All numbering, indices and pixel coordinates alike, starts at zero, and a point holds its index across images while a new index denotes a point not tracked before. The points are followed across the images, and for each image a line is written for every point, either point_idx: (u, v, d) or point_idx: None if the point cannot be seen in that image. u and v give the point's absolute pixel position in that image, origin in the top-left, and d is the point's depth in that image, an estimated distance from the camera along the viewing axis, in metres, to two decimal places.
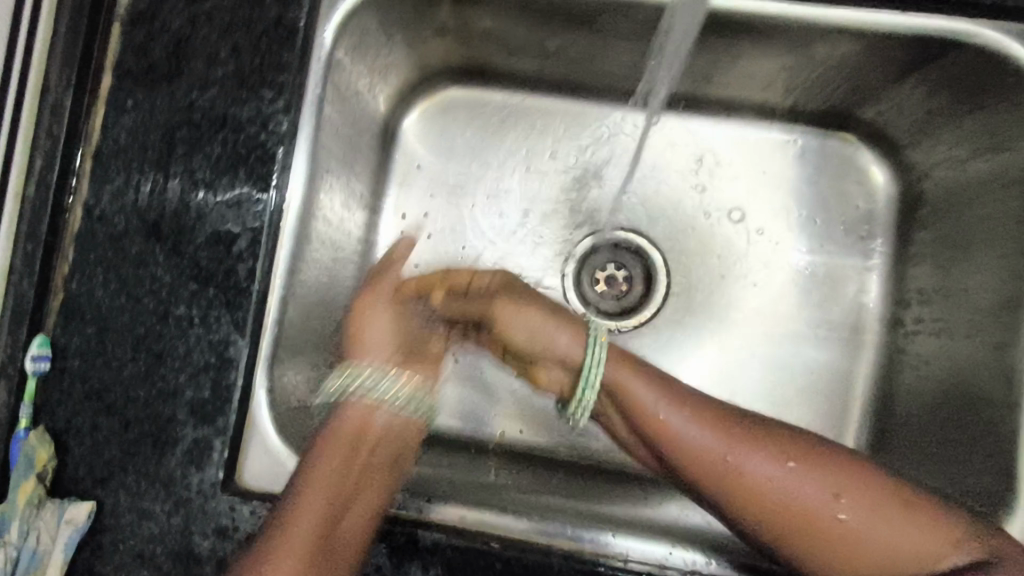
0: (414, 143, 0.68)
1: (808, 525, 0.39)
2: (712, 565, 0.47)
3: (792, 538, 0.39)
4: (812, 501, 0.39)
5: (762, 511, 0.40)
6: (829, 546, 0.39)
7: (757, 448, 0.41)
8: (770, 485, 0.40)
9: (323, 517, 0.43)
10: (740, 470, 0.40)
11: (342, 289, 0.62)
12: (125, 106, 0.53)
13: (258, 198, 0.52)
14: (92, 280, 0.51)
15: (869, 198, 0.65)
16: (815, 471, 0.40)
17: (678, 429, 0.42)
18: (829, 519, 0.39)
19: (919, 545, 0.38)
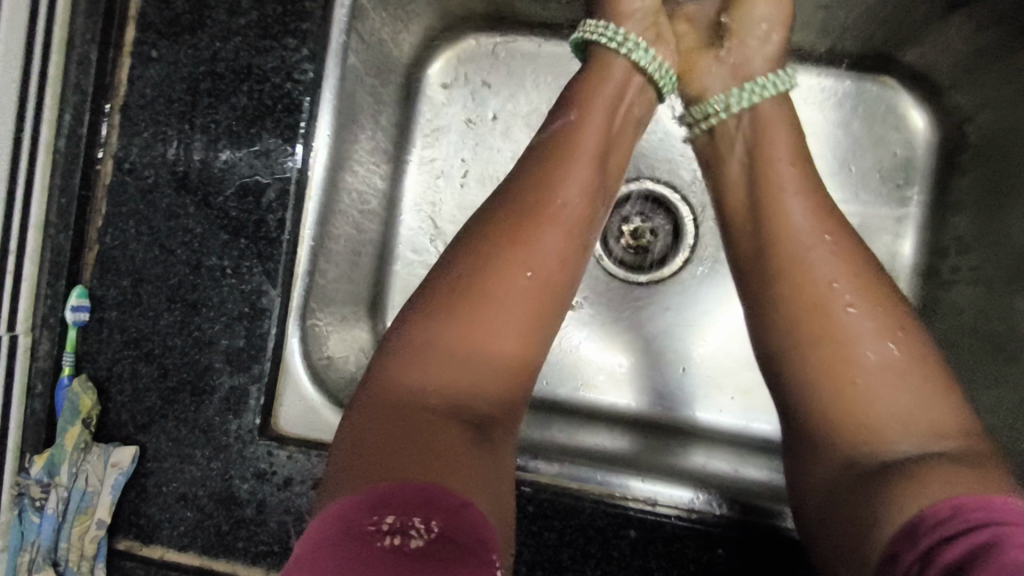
0: (436, 93, 0.67)
1: (840, 348, 0.42)
2: (715, 506, 0.48)
3: (822, 351, 0.42)
4: (858, 332, 0.42)
5: (808, 310, 0.43)
6: (840, 373, 0.42)
7: (840, 257, 0.44)
8: (831, 293, 0.43)
9: (530, 281, 0.45)
10: (808, 264, 0.44)
11: (368, 242, 0.62)
12: (149, 57, 0.52)
13: (285, 150, 0.51)
14: (125, 233, 0.52)
15: (908, 144, 0.63)
16: (879, 314, 0.42)
17: (793, 212, 0.46)
18: (863, 357, 0.41)
19: (927, 421, 0.39)
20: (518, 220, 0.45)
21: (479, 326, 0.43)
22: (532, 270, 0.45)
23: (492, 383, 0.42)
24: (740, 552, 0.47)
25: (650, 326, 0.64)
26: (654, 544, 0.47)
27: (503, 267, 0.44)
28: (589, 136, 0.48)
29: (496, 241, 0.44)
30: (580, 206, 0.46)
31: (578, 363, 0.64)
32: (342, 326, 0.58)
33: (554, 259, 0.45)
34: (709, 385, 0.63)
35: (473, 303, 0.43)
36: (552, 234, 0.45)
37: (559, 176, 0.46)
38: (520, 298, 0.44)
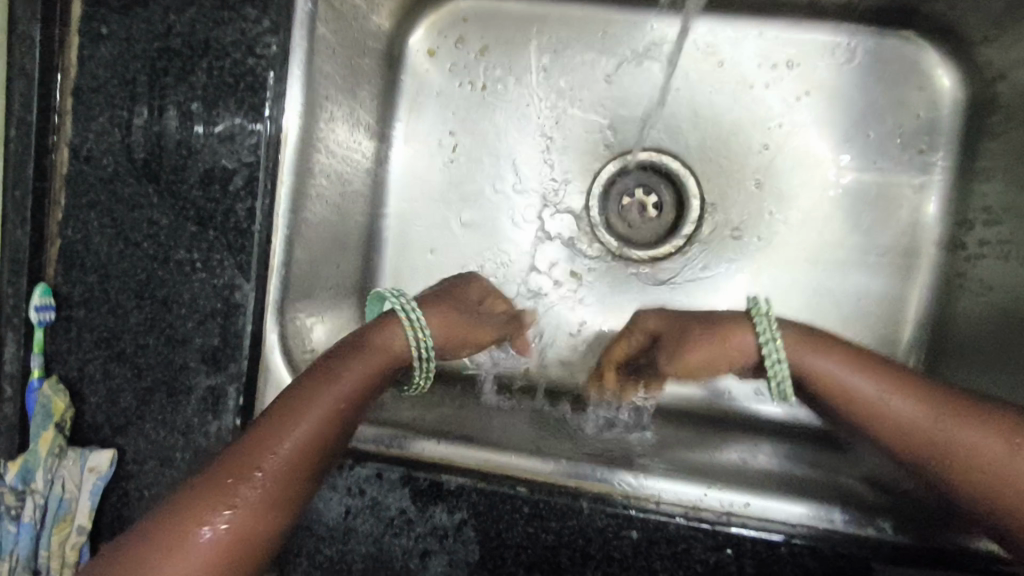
0: (421, 61, 0.62)
1: (993, 479, 0.38)
2: (766, 505, 0.45)
3: (987, 495, 0.39)
4: (989, 449, 0.39)
5: (946, 463, 0.40)
6: (1005, 492, 0.38)
7: (907, 390, 0.42)
8: (930, 428, 0.40)
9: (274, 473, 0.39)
10: (884, 409, 0.42)
11: (352, 227, 0.59)
12: (100, 33, 0.48)
13: (251, 131, 0.47)
14: (86, 226, 0.49)
15: (932, 106, 0.58)
16: (971, 420, 0.40)
17: (840, 372, 0.43)
18: (1013, 469, 0.38)
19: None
20: (304, 387, 0.42)
21: (193, 529, 0.37)
22: (285, 451, 0.40)
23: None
24: (750, 553, 0.44)
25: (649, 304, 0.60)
26: (657, 544, 0.45)
27: (273, 435, 0.40)
28: (387, 339, 0.46)
29: (224, 466, 0.39)
30: (329, 422, 0.41)
31: (577, 343, 0.61)
32: (327, 319, 0.55)
33: (320, 440, 0.41)
34: None
35: (214, 484, 0.39)
36: (289, 449, 0.40)
37: (319, 382, 0.42)
38: (240, 534, 0.38)
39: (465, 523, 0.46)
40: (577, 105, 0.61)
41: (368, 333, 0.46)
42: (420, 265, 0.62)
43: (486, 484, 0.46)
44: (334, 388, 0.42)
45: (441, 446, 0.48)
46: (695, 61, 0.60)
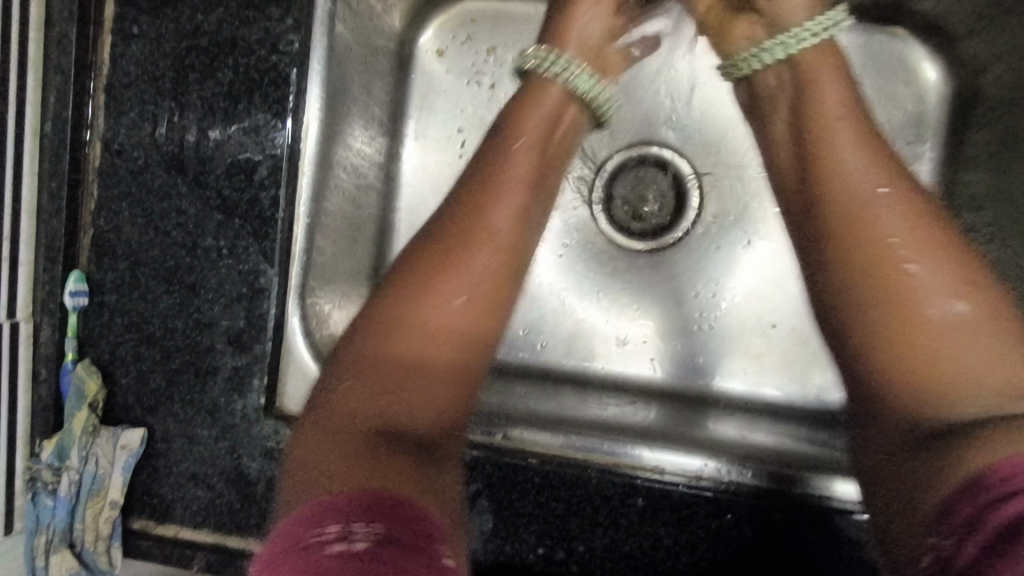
0: (430, 60, 0.65)
1: (897, 319, 0.40)
2: (747, 475, 0.48)
3: (889, 329, 0.40)
4: (924, 292, 0.40)
5: (877, 280, 0.41)
6: (905, 333, 0.40)
7: (904, 210, 0.42)
8: (894, 251, 0.41)
9: (480, 264, 0.45)
10: (871, 216, 0.42)
11: (366, 217, 0.62)
12: (131, 34, 0.51)
13: (275, 125, 0.50)
14: (118, 216, 0.51)
15: (919, 99, 0.60)
16: (936, 277, 0.40)
17: (849, 162, 0.44)
18: (930, 331, 0.39)
19: (1001, 381, 0.37)
20: (475, 186, 0.46)
21: (416, 336, 0.43)
22: (476, 265, 0.44)
23: (453, 361, 0.43)
24: (748, 517, 0.47)
25: (654, 293, 0.63)
26: (662, 511, 0.47)
27: (469, 245, 0.45)
28: (532, 128, 0.49)
29: (435, 253, 0.45)
30: (517, 214, 0.47)
31: (584, 331, 0.63)
32: (344, 303, 0.60)
33: (509, 228, 0.46)
34: (716, 350, 0.62)
35: (421, 289, 0.43)
36: (494, 236, 0.45)
37: (498, 171, 0.47)
38: (468, 308, 0.44)
39: (482, 496, 0.48)
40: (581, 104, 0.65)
41: (512, 113, 0.49)
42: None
43: (501, 456, 0.49)
44: (512, 175, 0.47)
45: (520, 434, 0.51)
46: (694, 62, 0.63)
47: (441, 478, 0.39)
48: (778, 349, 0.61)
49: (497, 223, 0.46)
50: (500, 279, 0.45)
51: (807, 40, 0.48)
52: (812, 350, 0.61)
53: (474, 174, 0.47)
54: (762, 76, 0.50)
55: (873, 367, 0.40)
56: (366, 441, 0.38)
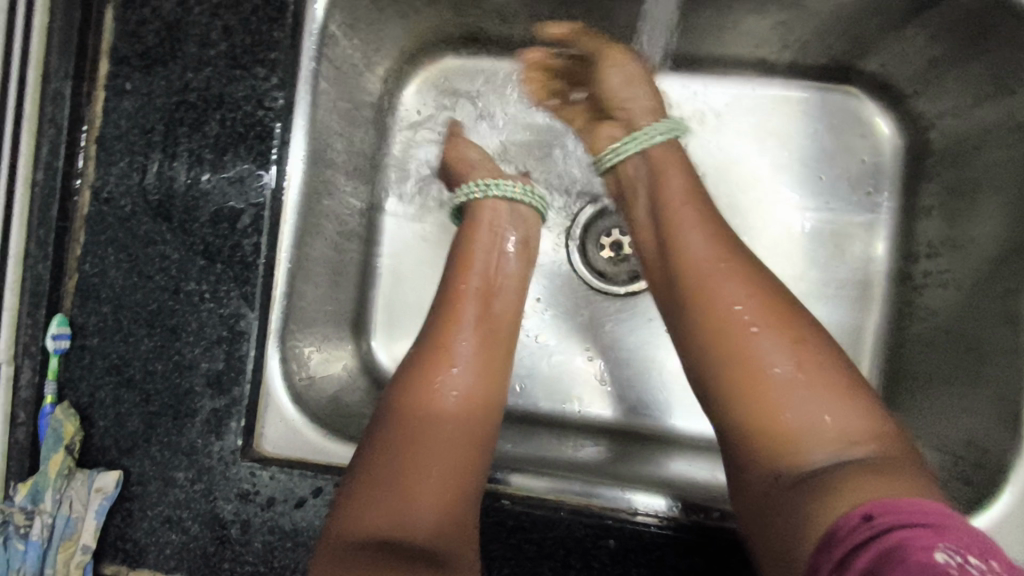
0: (412, 113, 0.69)
1: (750, 387, 0.39)
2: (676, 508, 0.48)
3: (743, 398, 0.39)
4: (763, 352, 0.39)
5: (729, 353, 0.40)
6: (762, 405, 0.38)
7: (738, 272, 0.42)
8: (733, 315, 0.40)
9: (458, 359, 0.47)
10: (710, 287, 0.42)
11: (347, 262, 0.65)
12: (123, 89, 0.53)
13: (259, 175, 0.52)
14: (103, 261, 0.53)
15: (874, 152, 0.64)
16: (774, 343, 0.39)
17: (683, 224, 0.45)
18: (784, 390, 0.38)
19: (838, 430, 0.37)
20: (444, 299, 0.50)
21: (416, 443, 0.43)
22: (456, 361, 0.47)
23: (451, 470, 0.43)
24: (718, 557, 0.48)
25: (628, 338, 0.67)
26: (634, 553, 0.48)
27: (451, 347, 0.47)
28: (483, 237, 0.52)
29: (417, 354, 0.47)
30: (478, 327, 0.49)
31: (562, 375, 0.66)
32: (324, 345, 0.61)
33: (481, 326, 0.49)
34: (690, 395, 0.66)
35: (409, 393, 0.45)
36: (467, 329, 0.48)
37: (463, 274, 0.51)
38: (450, 393, 0.45)
39: None
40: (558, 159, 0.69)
41: (466, 224, 0.54)
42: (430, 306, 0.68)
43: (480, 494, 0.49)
44: (480, 268, 0.51)
45: (513, 478, 0.49)
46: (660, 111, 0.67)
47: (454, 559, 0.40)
48: None
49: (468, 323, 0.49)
50: (478, 364, 0.48)
51: (653, 138, 0.49)
52: None
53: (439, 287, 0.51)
54: (621, 165, 0.50)
55: (736, 437, 0.40)
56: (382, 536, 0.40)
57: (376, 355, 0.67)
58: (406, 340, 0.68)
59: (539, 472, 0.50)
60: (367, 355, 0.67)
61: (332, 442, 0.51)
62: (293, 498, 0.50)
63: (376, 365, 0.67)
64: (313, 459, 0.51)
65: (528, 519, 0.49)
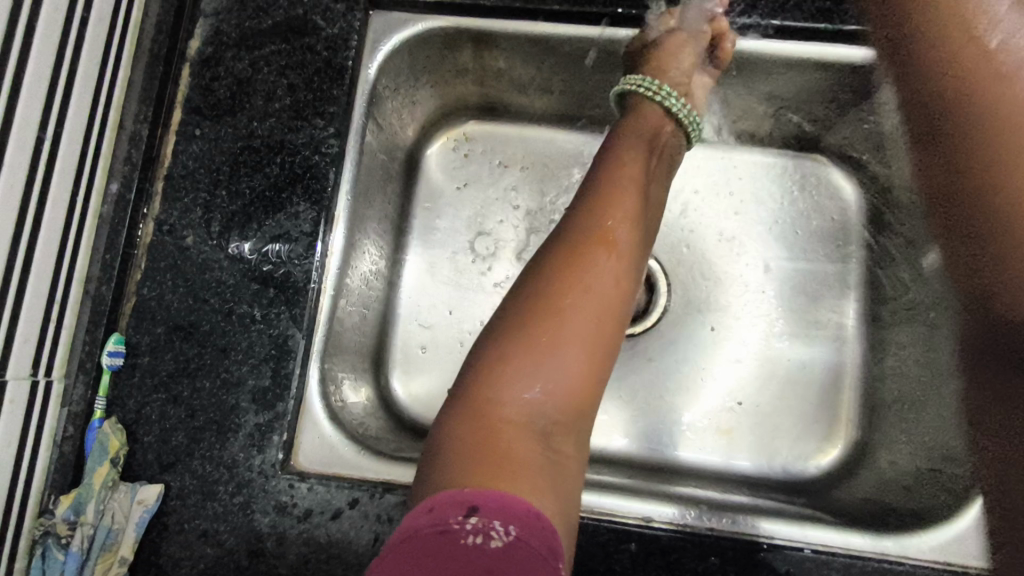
0: (432, 170, 0.77)
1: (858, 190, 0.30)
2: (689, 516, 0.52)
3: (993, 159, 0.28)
4: None
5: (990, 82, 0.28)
6: None
7: None
8: None
9: (607, 269, 0.45)
10: None
11: (375, 298, 0.70)
12: (193, 134, 0.60)
13: (313, 212, 0.58)
14: (161, 286, 0.57)
15: (842, 211, 0.74)
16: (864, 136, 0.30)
17: None
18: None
19: None
20: (598, 201, 0.49)
21: (553, 344, 0.42)
22: (603, 272, 0.45)
23: (576, 388, 0.42)
24: (731, 559, 0.51)
25: (630, 375, 0.73)
26: (653, 556, 0.51)
27: (600, 258, 0.45)
28: (630, 149, 0.53)
29: (559, 270, 0.45)
30: (628, 236, 0.47)
31: None
32: (353, 374, 0.65)
33: (629, 237, 0.47)
34: (689, 425, 0.71)
35: (555, 296, 0.43)
36: (619, 242, 0.47)
37: (613, 176, 0.51)
38: (589, 312, 0.43)
39: None
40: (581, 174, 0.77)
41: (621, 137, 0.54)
42: (448, 344, 0.73)
43: None
44: (626, 180, 0.51)
45: None
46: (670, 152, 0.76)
47: (570, 479, 0.41)
48: (745, 425, 0.70)
49: (620, 232, 0.47)
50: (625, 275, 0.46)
51: None
52: (772, 426, 0.70)
53: (593, 189, 0.50)
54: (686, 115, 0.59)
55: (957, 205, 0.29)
56: (509, 431, 0.40)
57: (394, 388, 0.71)
58: (423, 378, 0.71)
59: None
60: (385, 390, 0.70)
61: (366, 458, 0.55)
62: (330, 509, 0.53)
63: (393, 399, 0.70)
64: (345, 472, 0.54)
65: None
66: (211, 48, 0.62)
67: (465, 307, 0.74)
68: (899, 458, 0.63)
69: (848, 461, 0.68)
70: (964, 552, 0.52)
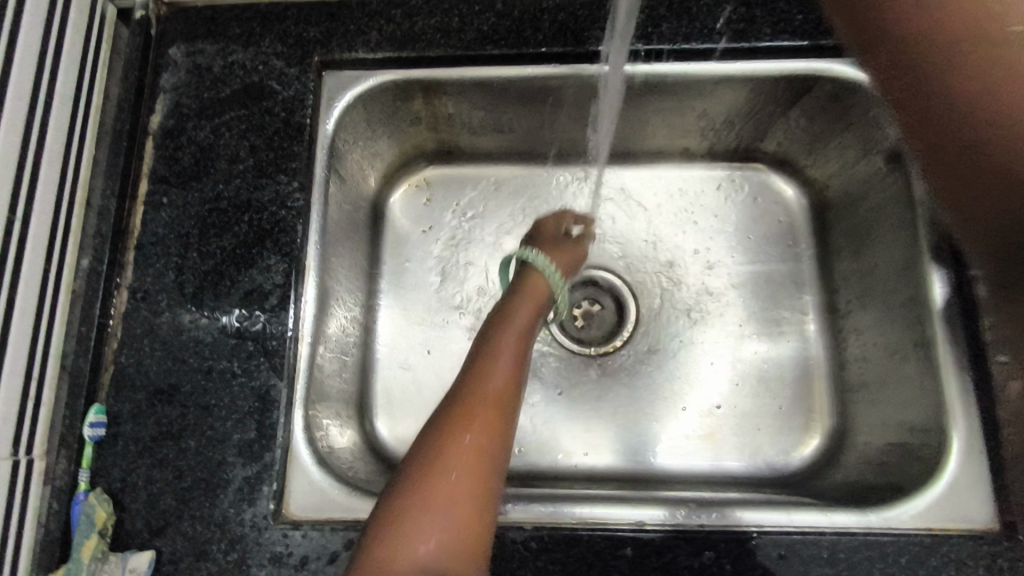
0: (397, 217, 0.79)
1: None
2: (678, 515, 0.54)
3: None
4: None
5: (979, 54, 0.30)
6: None
7: None
8: None
9: (491, 416, 0.51)
10: None
11: (353, 344, 0.72)
12: (161, 202, 0.62)
13: (284, 263, 0.60)
14: (139, 351, 0.58)
15: (787, 212, 0.79)
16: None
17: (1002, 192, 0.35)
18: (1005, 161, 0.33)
19: None
20: (483, 359, 0.55)
21: (443, 490, 0.46)
22: (487, 420, 0.50)
23: (469, 528, 0.45)
24: (726, 551, 0.53)
25: (610, 392, 0.75)
26: (650, 558, 0.52)
27: (483, 409, 0.51)
28: (516, 308, 0.61)
29: (450, 424, 0.50)
30: (509, 387, 0.53)
31: (554, 434, 0.73)
32: (339, 420, 0.66)
33: (510, 387, 0.54)
34: (672, 434, 0.73)
35: (446, 446, 0.48)
36: (502, 391, 0.53)
37: (499, 333, 0.58)
38: (479, 468, 0.47)
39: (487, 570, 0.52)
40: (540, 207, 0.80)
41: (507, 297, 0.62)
42: (429, 381, 0.74)
43: (501, 531, 0.54)
44: (511, 335, 0.58)
45: (535, 508, 0.55)
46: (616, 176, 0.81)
47: None
48: (726, 427, 0.72)
49: (502, 384, 0.53)
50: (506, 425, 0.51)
51: None
52: (751, 425, 0.73)
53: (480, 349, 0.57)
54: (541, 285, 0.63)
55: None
56: None
57: (380, 431, 0.71)
58: (407, 418, 0.72)
59: (554, 501, 0.56)
60: (371, 434, 0.71)
61: (358, 499, 0.55)
62: (326, 554, 0.53)
63: (380, 442, 0.71)
64: (340, 516, 0.55)
65: (554, 545, 0.53)
66: (173, 120, 0.64)
67: (442, 345, 0.76)
68: (873, 437, 0.66)
69: (827, 449, 0.70)
70: (941, 517, 0.54)
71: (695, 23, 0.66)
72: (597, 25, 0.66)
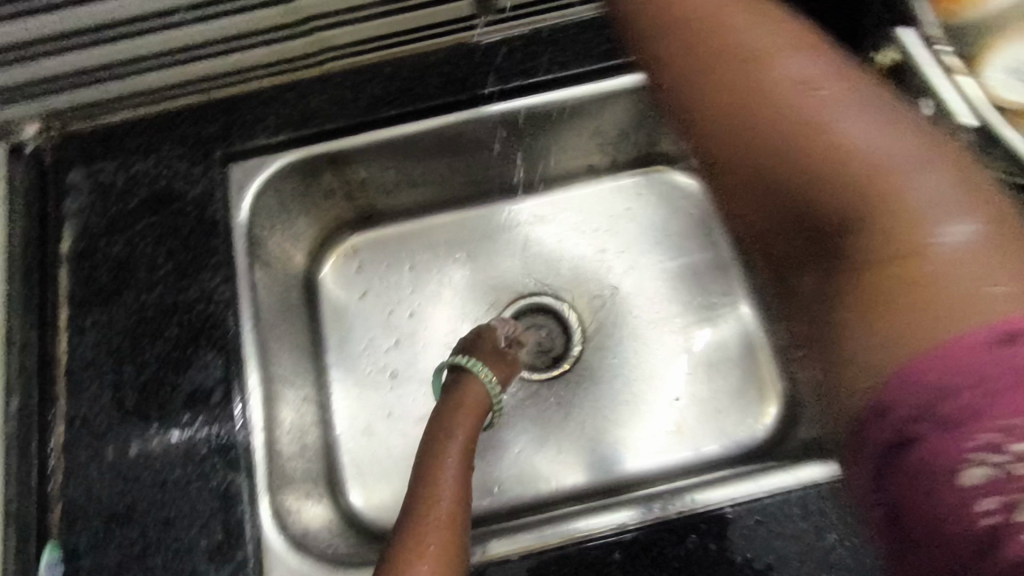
0: (332, 289, 0.80)
1: (925, 135, 0.36)
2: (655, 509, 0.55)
3: (774, 123, 0.37)
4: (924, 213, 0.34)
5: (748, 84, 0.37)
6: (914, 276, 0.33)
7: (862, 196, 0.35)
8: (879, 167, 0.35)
9: (438, 535, 0.50)
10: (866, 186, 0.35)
11: (311, 423, 0.71)
12: (85, 325, 0.61)
13: (222, 357, 0.60)
14: (87, 479, 0.56)
15: (696, 205, 0.84)
16: (867, 103, 0.36)
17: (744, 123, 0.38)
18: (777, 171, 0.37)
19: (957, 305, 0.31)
20: (425, 479, 0.56)
21: None
22: (434, 541, 0.50)
23: None
24: (708, 531, 0.54)
25: (575, 409, 0.76)
26: (638, 557, 0.53)
27: (430, 529, 0.51)
28: (457, 419, 0.63)
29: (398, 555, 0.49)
30: (453, 502, 0.54)
31: (530, 463, 0.74)
32: (310, 503, 0.65)
33: (455, 503, 0.54)
34: (646, 434, 0.74)
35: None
36: (446, 507, 0.53)
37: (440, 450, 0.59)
38: None
39: None
40: (468, 248, 0.83)
41: (445, 407, 0.64)
42: (395, 442, 0.74)
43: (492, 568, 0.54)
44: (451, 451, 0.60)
45: (518, 536, 0.56)
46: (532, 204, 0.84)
47: None
48: (691, 417, 0.74)
49: (447, 500, 0.54)
50: (456, 541, 0.51)
51: None
52: (712, 409, 0.75)
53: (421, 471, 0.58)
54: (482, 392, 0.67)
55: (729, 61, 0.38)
56: None
57: (356, 503, 0.70)
58: (381, 484, 0.72)
59: (536, 526, 0.56)
60: (348, 508, 0.70)
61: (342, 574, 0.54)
62: None
63: (358, 514, 0.70)
64: None
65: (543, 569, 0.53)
66: (84, 242, 0.64)
67: (401, 403, 0.76)
68: None
69: (786, 414, 0.73)
70: None
71: (568, 52, 0.71)
72: (479, 70, 0.70)
